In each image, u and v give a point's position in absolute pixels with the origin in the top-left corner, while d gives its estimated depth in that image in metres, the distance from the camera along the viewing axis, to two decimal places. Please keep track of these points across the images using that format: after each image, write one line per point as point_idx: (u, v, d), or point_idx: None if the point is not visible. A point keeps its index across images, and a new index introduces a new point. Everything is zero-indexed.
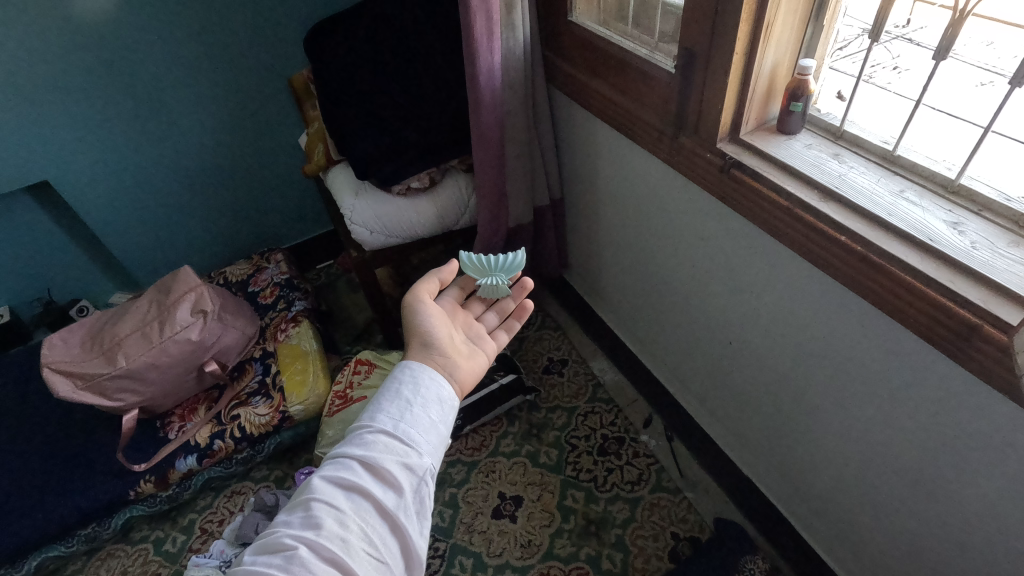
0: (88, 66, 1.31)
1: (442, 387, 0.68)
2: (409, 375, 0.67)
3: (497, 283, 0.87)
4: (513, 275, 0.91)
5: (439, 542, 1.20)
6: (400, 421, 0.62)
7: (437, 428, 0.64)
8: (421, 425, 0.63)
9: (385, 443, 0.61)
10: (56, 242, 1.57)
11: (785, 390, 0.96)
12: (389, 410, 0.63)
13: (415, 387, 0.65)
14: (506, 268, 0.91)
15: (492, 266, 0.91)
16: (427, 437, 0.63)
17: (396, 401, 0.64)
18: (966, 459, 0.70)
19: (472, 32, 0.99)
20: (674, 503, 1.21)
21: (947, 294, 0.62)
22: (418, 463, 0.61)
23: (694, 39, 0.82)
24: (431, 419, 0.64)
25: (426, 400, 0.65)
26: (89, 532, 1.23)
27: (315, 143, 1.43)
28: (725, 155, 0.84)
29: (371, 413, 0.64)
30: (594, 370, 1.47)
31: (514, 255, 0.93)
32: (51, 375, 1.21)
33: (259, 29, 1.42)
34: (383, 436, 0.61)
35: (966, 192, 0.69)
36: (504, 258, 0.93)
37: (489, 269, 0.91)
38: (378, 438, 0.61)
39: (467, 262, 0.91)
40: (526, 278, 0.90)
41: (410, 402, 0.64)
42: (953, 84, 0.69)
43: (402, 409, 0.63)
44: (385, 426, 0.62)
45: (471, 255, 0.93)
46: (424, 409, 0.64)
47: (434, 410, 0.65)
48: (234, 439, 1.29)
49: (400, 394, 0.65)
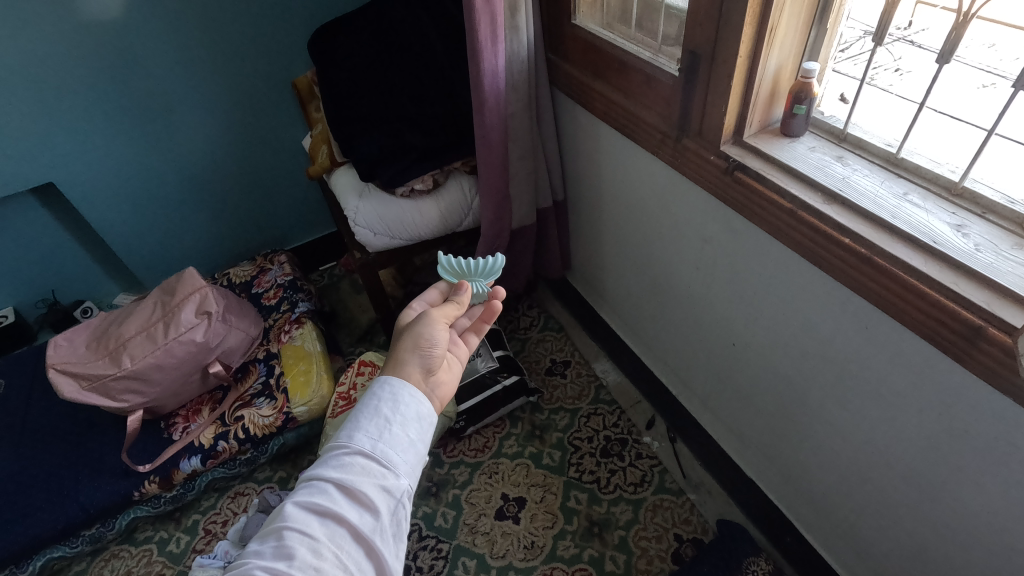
0: (91, 68, 1.31)
1: (422, 404, 0.67)
2: (388, 392, 0.66)
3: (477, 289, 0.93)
4: (491, 280, 0.95)
5: (442, 543, 1.20)
6: (378, 441, 0.62)
7: (416, 446, 0.64)
8: (398, 445, 0.63)
9: (362, 465, 0.61)
10: (61, 244, 1.58)
11: (788, 393, 0.96)
12: (367, 429, 0.63)
13: (395, 405, 0.65)
14: (485, 273, 0.95)
15: (471, 271, 0.95)
16: (405, 457, 0.63)
17: (374, 419, 0.63)
18: (970, 461, 0.70)
19: (475, 37, 1.00)
20: (677, 504, 1.21)
21: (952, 296, 0.62)
22: (395, 485, 0.61)
23: (698, 43, 0.82)
24: (409, 438, 0.64)
25: (404, 418, 0.64)
26: (94, 532, 1.24)
27: (319, 145, 1.45)
28: (729, 157, 0.84)
29: (349, 432, 0.63)
30: (596, 371, 1.48)
31: (493, 258, 0.97)
32: (56, 376, 1.22)
33: (264, 30, 1.43)
34: (360, 458, 0.61)
35: (971, 195, 0.69)
36: (484, 262, 0.96)
37: (470, 274, 0.95)
38: (355, 460, 0.61)
39: (445, 267, 0.96)
40: (496, 299, 0.81)
41: (388, 420, 0.64)
42: (954, 87, 0.69)
43: (380, 427, 0.63)
44: (362, 446, 0.61)
45: (451, 259, 0.96)
46: (403, 427, 0.64)
47: (413, 428, 0.65)
48: (238, 440, 1.30)
49: (378, 411, 0.64)
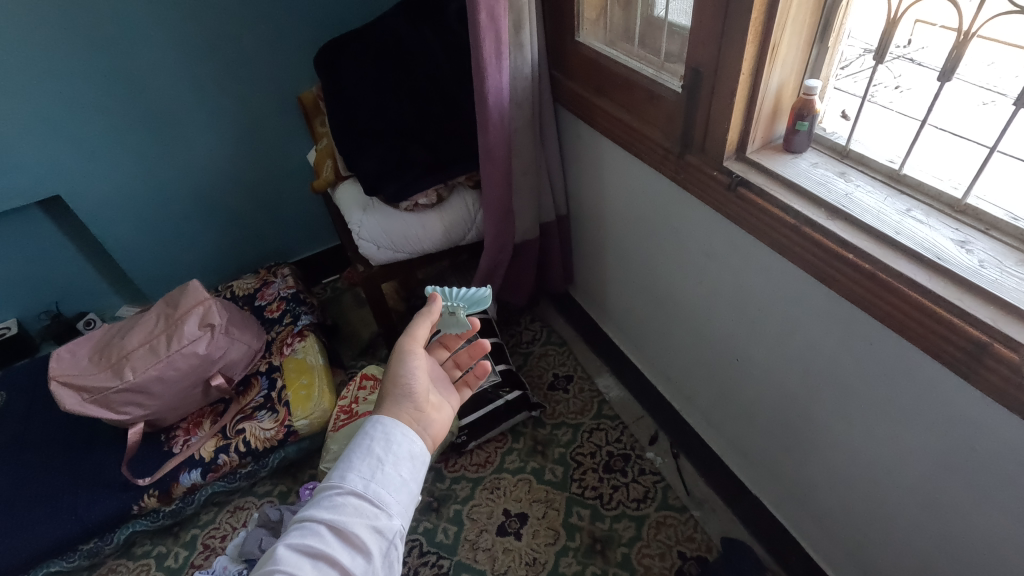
0: (101, 83, 1.33)
1: (414, 442, 0.69)
2: (381, 432, 0.67)
3: (454, 313, 0.87)
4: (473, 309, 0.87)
5: (443, 560, 1.19)
6: (370, 481, 0.63)
7: (408, 486, 0.66)
8: (391, 485, 0.64)
9: (354, 505, 0.62)
10: (66, 256, 1.59)
11: (793, 408, 0.96)
12: (359, 469, 0.64)
13: (387, 444, 0.66)
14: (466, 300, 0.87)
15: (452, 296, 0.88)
16: (397, 497, 0.64)
17: (366, 459, 0.65)
18: (978, 479, 0.70)
19: (480, 54, 1.01)
20: (680, 521, 1.20)
21: (957, 312, 0.63)
22: (388, 526, 0.62)
23: (701, 59, 0.83)
24: (401, 477, 0.65)
25: (397, 457, 0.66)
26: (91, 547, 1.23)
27: (323, 159, 1.46)
28: (731, 173, 0.85)
29: (342, 472, 0.64)
30: (599, 387, 1.47)
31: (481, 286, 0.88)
32: (57, 388, 1.21)
33: (272, 46, 1.45)
34: (352, 498, 0.62)
35: (973, 211, 0.69)
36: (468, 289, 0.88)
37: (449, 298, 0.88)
38: (347, 500, 0.62)
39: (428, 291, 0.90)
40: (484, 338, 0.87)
41: (381, 460, 0.65)
42: (955, 104, 0.69)
43: (373, 467, 0.65)
44: (355, 487, 0.63)
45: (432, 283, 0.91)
46: (395, 467, 0.66)
47: (405, 468, 0.66)
48: (239, 453, 1.29)
49: (371, 451, 0.66)
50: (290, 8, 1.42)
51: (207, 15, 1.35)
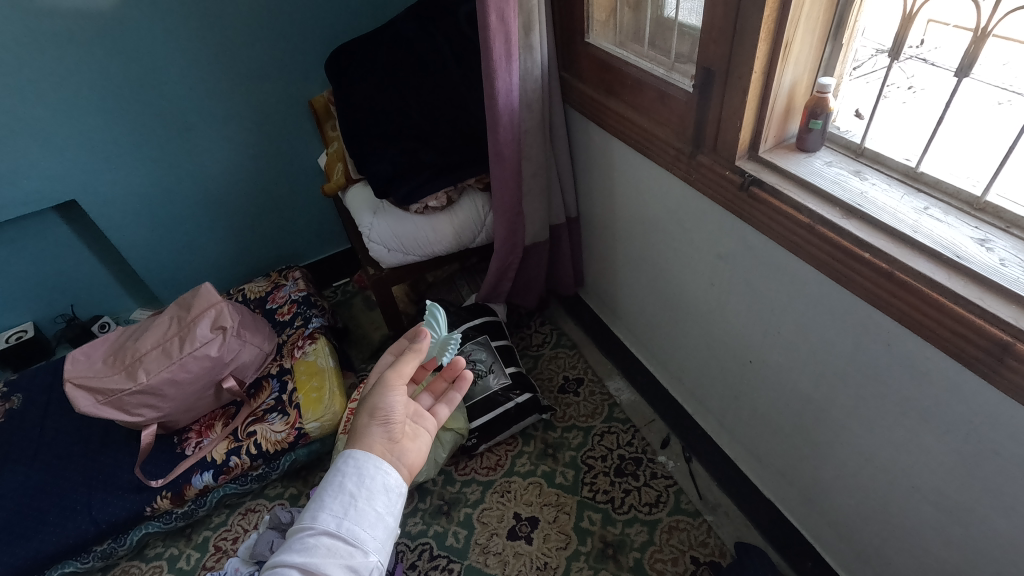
0: (115, 89, 1.35)
1: (389, 474, 0.69)
2: (353, 467, 0.68)
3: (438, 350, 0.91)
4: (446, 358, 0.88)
5: (453, 563, 1.18)
6: (344, 519, 0.64)
7: (384, 520, 0.66)
8: (365, 521, 0.65)
9: (327, 546, 0.62)
10: (81, 260, 1.61)
11: (808, 411, 0.94)
12: (332, 508, 0.64)
13: (360, 479, 0.67)
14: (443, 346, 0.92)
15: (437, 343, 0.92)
16: (373, 533, 0.64)
17: (339, 496, 0.65)
18: (1003, 484, 0.68)
19: (491, 57, 1.01)
20: (693, 526, 1.19)
21: (977, 311, 0.62)
22: (363, 563, 0.63)
23: (713, 59, 0.82)
24: (376, 512, 0.66)
25: (370, 492, 0.67)
26: (105, 548, 1.24)
27: (334, 163, 1.46)
28: (743, 173, 0.84)
29: (314, 512, 0.64)
30: (610, 390, 1.46)
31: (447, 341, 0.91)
32: (73, 391, 1.22)
33: (284, 50, 1.46)
34: (325, 538, 0.63)
35: (994, 209, 0.68)
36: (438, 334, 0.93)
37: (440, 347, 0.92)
38: (320, 541, 0.62)
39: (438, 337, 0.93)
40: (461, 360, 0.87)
41: (354, 496, 0.66)
42: (972, 104, 0.67)
43: (345, 505, 0.65)
44: (327, 526, 0.63)
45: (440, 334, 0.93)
46: (369, 502, 0.66)
47: (380, 502, 0.67)
48: (250, 456, 1.29)
49: (343, 488, 0.66)
50: (302, 14, 1.43)
51: (219, 22, 1.37)
